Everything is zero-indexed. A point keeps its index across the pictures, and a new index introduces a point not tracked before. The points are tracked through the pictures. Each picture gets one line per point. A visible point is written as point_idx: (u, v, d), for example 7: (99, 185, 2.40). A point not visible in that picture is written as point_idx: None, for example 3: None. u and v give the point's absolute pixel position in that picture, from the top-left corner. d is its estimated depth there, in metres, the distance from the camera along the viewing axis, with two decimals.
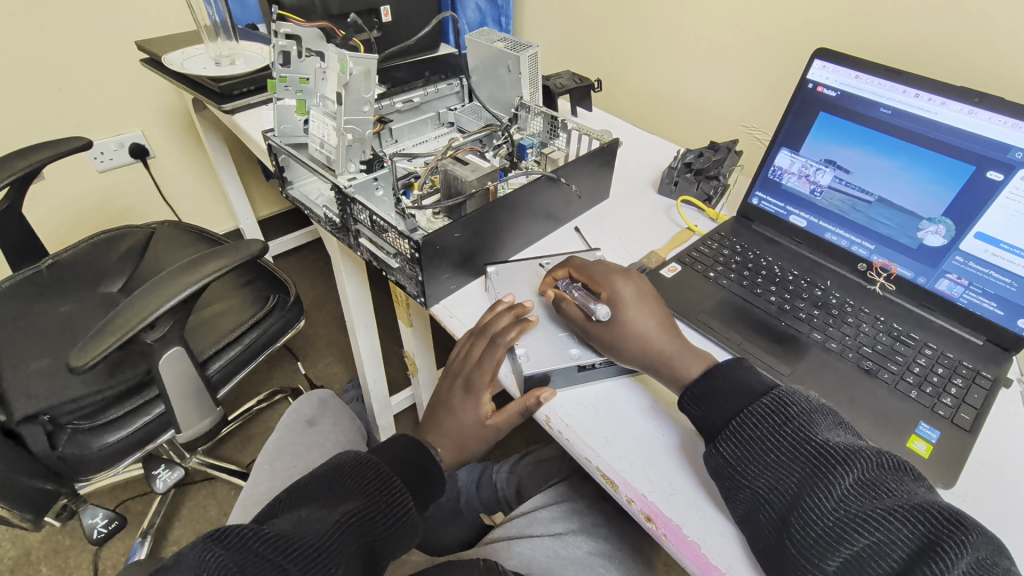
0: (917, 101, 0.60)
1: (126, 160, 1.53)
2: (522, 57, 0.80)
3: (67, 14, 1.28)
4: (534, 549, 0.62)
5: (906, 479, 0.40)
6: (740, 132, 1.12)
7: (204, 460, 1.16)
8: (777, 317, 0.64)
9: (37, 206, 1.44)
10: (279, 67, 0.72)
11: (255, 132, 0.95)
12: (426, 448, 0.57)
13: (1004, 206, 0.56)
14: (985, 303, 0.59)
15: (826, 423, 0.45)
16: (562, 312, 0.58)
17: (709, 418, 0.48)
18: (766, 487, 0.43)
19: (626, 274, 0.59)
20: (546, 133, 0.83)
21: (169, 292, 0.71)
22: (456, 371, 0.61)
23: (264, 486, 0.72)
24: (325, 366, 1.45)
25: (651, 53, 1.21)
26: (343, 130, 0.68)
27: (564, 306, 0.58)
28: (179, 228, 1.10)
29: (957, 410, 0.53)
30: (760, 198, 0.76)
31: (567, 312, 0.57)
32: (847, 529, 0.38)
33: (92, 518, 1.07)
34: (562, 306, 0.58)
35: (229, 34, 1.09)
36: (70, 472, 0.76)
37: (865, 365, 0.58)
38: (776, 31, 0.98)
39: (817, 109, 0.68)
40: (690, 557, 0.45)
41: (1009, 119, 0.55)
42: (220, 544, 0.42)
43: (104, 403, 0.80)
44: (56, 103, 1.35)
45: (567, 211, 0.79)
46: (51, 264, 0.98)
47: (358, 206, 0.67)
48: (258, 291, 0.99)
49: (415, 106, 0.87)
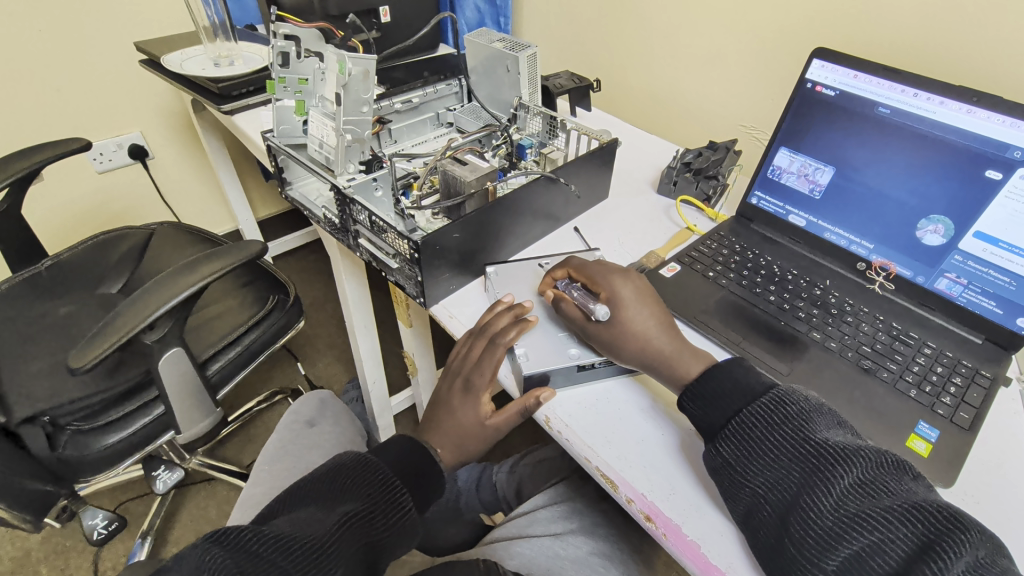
0: (916, 100, 0.60)
1: (126, 161, 1.52)
2: (521, 57, 0.80)
3: (65, 15, 1.28)
4: (534, 549, 0.62)
5: (905, 479, 0.40)
6: (739, 132, 1.12)
7: (204, 461, 1.16)
8: (777, 317, 0.64)
9: (36, 207, 1.44)
10: (279, 67, 0.71)
11: (255, 133, 0.95)
12: (426, 448, 0.57)
13: (1003, 205, 0.56)
14: (984, 302, 0.59)
15: (826, 422, 0.45)
16: (562, 312, 0.58)
17: (709, 417, 0.48)
18: (766, 486, 0.43)
19: (626, 274, 0.59)
20: (546, 133, 0.83)
21: (170, 292, 0.71)
22: (456, 371, 0.61)
23: (264, 486, 0.72)
24: (325, 367, 1.45)
25: (651, 53, 1.21)
26: (343, 130, 0.68)
27: (563, 306, 0.58)
28: (179, 228, 1.10)
29: (957, 410, 0.53)
30: (759, 197, 0.76)
31: (566, 312, 0.57)
32: (846, 528, 0.38)
33: (93, 519, 1.07)
34: (561, 307, 0.58)
35: (229, 34, 1.09)
36: (70, 474, 0.76)
37: (865, 364, 0.57)
38: (774, 31, 0.98)
39: (815, 109, 0.68)
40: (690, 557, 0.45)
41: (1009, 118, 0.55)
42: (221, 545, 0.42)
43: (104, 405, 0.79)
44: (54, 104, 1.36)
45: (567, 211, 0.79)
46: (51, 265, 0.98)
47: (357, 206, 0.67)
48: (258, 292, 0.99)
49: (414, 107, 0.87)
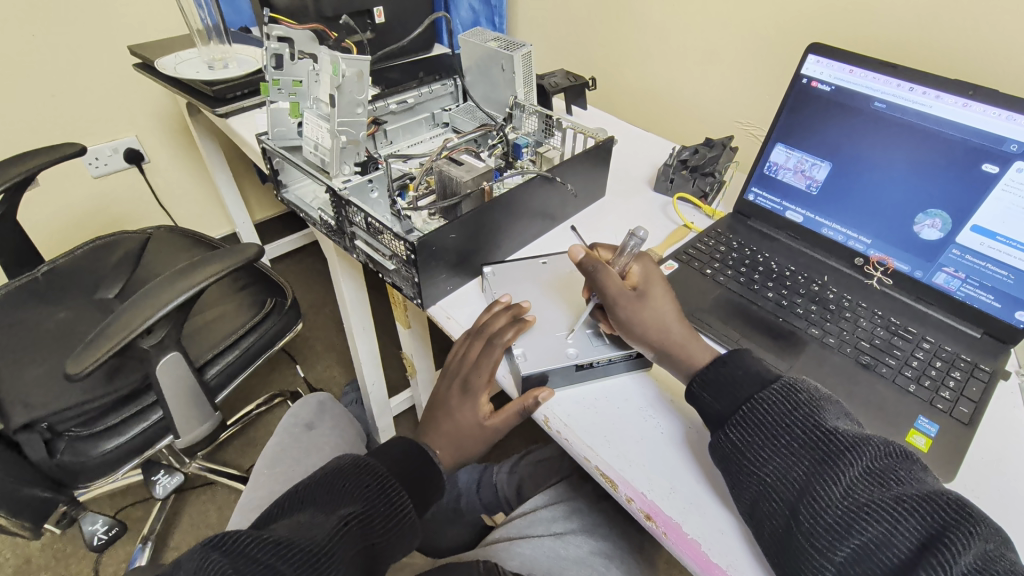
0: (911, 94, 0.60)
1: (121, 166, 1.52)
2: (516, 56, 0.80)
3: (58, 19, 1.27)
4: (535, 549, 0.62)
5: (912, 468, 0.41)
6: (735, 128, 1.12)
7: (204, 465, 1.16)
8: (775, 313, 0.64)
9: (32, 213, 1.44)
10: (272, 70, 0.71)
11: (250, 136, 0.95)
12: (425, 450, 0.57)
13: (1000, 198, 0.56)
14: (982, 296, 0.59)
15: (834, 411, 0.45)
16: (593, 282, 0.55)
17: (718, 405, 0.48)
18: (775, 474, 0.43)
19: (647, 256, 0.59)
20: (541, 132, 0.83)
21: (168, 296, 0.71)
22: (454, 371, 0.60)
23: (263, 490, 0.72)
24: (323, 369, 1.44)
25: (647, 52, 1.21)
26: (337, 132, 0.67)
27: (597, 272, 0.54)
28: (175, 233, 1.10)
29: (956, 404, 0.53)
30: (756, 194, 0.76)
31: (601, 282, 0.54)
32: (854, 518, 0.38)
33: (92, 525, 1.05)
34: (595, 272, 0.54)
35: (222, 37, 1.10)
36: (69, 480, 0.76)
37: (863, 359, 0.57)
38: (769, 28, 0.98)
39: (810, 105, 0.68)
40: (691, 555, 0.45)
41: (1004, 112, 0.55)
42: (221, 551, 0.43)
43: (102, 410, 0.79)
44: (49, 109, 1.35)
45: (563, 210, 0.79)
46: (47, 271, 0.98)
47: (353, 208, 0.67)
48: (256, 295, 0.98)
49: (409, 107, 0.86)
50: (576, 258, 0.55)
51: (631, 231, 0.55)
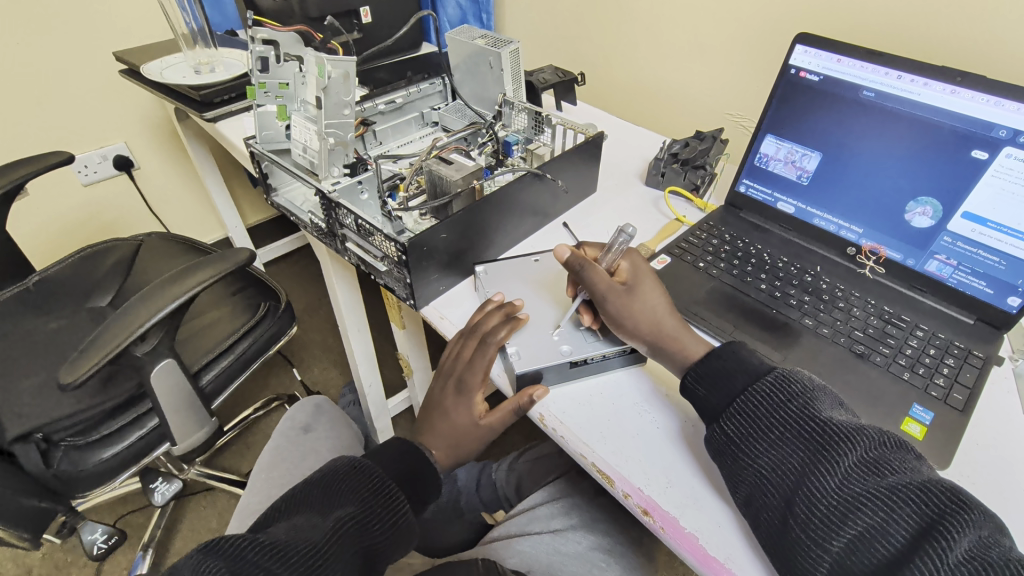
0: (900, 83, 0.60)
1: (111, 172, 1.51)
2: (503, 52, 0.79)
3: (42, 27, 1.26)
4: (535, 547, 0.62)
5: (907, 457, 0.41)
6: (725, 120, 1.12)
7: (202, 471, 1.16)
8: (768, 305, 0.63)
9: (23, 223, 1.43)
10: (258, 73, 0.70)
11: (238, 139, 0.94)
12: (421, 451, 0.56)
13: (990, 184, 0.56)
14: (974, 283, 0.59)
15: (827, 401, 0.45)
16: (581, 281, 0.55)
17: (711, 398, 0.48)
18: (770, 466, 0.43)
19: (635, 252, 0.59)
20: (531, 129, 0.83)
21: (159, 303, 0.70)
22: (447, 371, 0.60)
23: (261, 494, 0.72)
24: (321, 372, 1.44)
25: (635, 45, 1.20)
26: (325, 134, 0.67)
27: (584, 270, 0.54)
28: (168, 239, 1.10)
29: (950, 391, 0.53)
30: (747, 185, 0.75)
31: (589, 280, 0.54)
32: (849, 509, 0.38)
33: (92, 534, 1.06)
34: (581, 271, 0.54)
35: (207, 41, 1.09)
36: (67, 490, 0.76)
37: (857, 349, 0.57)
38: (757, 19, 0.97)
39: (800, 94, 0.68)
40: (689, 549, 0.45)
41: (992, 97, 0.55)
42: (217, 555, 0.42)
43: (96, 419, 0.79)
44: (36, 116, 1.34)
45: (555, 206, 0.78)
46: (39, 279, 0.97)
47: (342, 210, 0.66)
48: (249, 299, 0.98)
49: (398, 107, 0.86)
50: (563, 259, 0.55)
51: (619, 227, 0.55)
